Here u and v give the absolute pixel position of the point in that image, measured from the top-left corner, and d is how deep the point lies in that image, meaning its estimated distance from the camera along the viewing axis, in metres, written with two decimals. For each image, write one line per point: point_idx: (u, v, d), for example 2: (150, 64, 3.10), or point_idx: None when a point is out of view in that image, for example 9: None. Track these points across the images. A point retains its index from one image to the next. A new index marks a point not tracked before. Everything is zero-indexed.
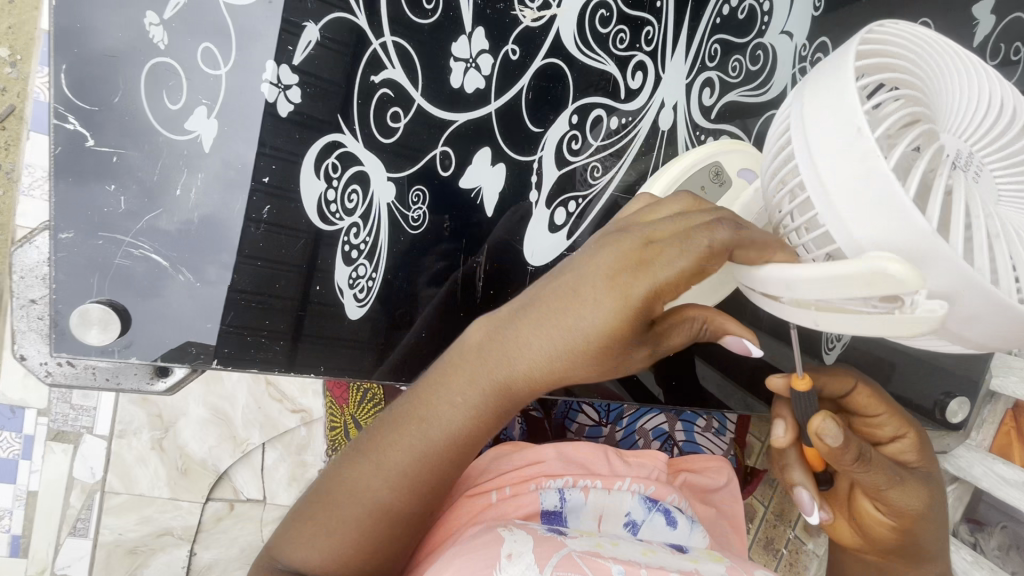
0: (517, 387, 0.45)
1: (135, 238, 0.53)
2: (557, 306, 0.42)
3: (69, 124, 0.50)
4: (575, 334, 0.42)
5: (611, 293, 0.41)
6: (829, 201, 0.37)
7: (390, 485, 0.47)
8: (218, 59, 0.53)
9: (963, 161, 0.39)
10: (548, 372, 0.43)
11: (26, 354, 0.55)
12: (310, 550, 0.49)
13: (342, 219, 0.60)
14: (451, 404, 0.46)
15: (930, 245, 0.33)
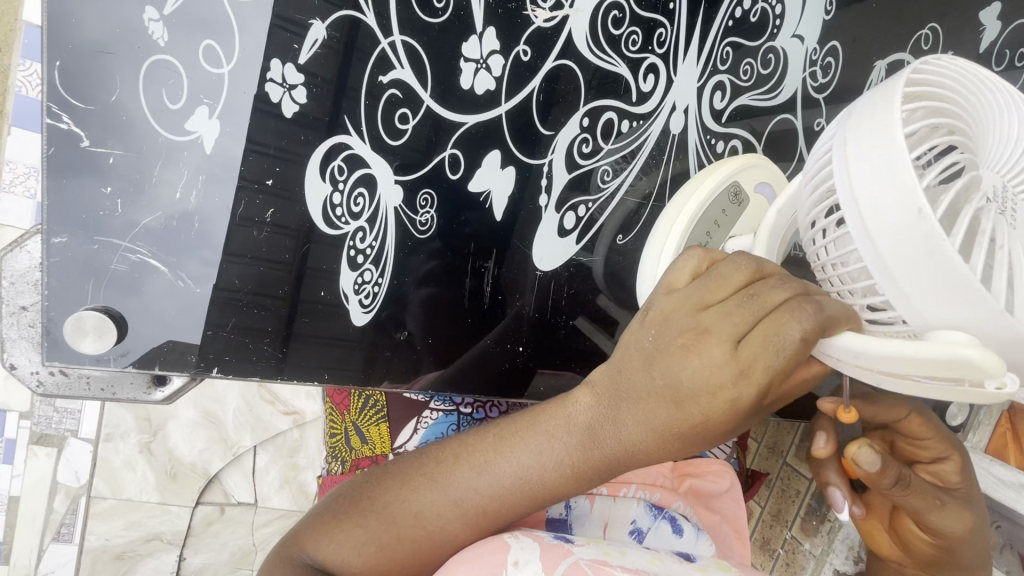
0: (606, 465, 0.48)
1: (133, 242, 0.51)
2: (668, 399, 0.45)
3: (63, 123, 0.48)
4: (675, 425, 0.45)
5: (720, 404, 0.43)
6: (898, 289, 0.40)
7: (462, 525, 0.51)
8: (220, 57, 0.51)
9: (999, 196, 0.42)
10: (639, 456, 0.47)
11: (15, 363, 0.52)
12: (349, 556, 0.50)
13: (348, 223, 0.59)
14: (540, 463, 0.49)
15: (1000, 333, 0.37)
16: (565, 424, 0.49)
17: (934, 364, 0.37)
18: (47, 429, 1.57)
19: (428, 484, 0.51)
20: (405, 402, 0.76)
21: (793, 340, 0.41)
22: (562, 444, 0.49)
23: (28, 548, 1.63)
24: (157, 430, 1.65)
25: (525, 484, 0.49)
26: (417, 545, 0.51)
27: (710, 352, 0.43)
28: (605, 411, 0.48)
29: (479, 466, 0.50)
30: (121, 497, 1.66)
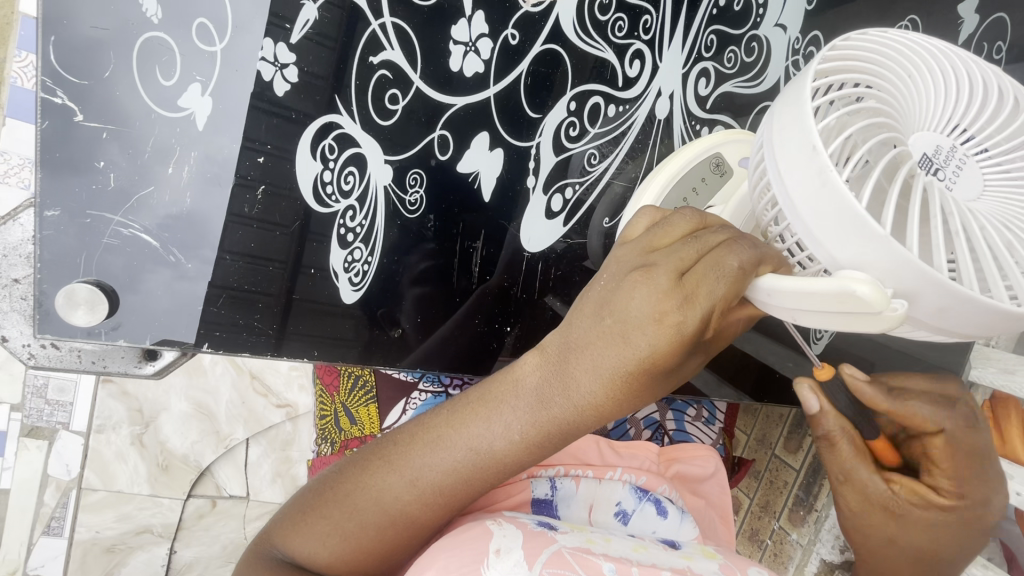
0: (558, 421, 0.48)
1: (125, 217, 0.52)
2: (611, 335, 0.45)
3: (58, 97, 0.49)
4: (620, 372, 0.45)
5: (660, 340, 0.43)
6: (813, 237, 0.43)
7: (417, 498, 0.51)
8: (213, 35, 0.52)
9: (943, 155, 0.43)
10: (592, 407, 0.46)
11: (7, 336, 0.54)
12: (313, 540, 0.53)
13: (339, 201, 0.59)
14: (495, 428, 0.49)
15: (896, 265, 0.38)
16: (515, 391, 0.49)
17: (828, 295, 0.40)
18: (38, 421, 1.57)
19: (381, 469, 0.52)
20: (395, 383, 0.77)
21: (732, 268, 0.44)
22: (512, 412, 0.49)
23: (18, 541, 1.63)
24: (149, 421, 1.65)
25: (480, 455, 0.50)
26: (382, 530, 0.52)
27: (654, 286, 0.44)
28: (555, 374, 0.47)
29: (430, 445, 0.51)
30: (112, 489, 1.66)
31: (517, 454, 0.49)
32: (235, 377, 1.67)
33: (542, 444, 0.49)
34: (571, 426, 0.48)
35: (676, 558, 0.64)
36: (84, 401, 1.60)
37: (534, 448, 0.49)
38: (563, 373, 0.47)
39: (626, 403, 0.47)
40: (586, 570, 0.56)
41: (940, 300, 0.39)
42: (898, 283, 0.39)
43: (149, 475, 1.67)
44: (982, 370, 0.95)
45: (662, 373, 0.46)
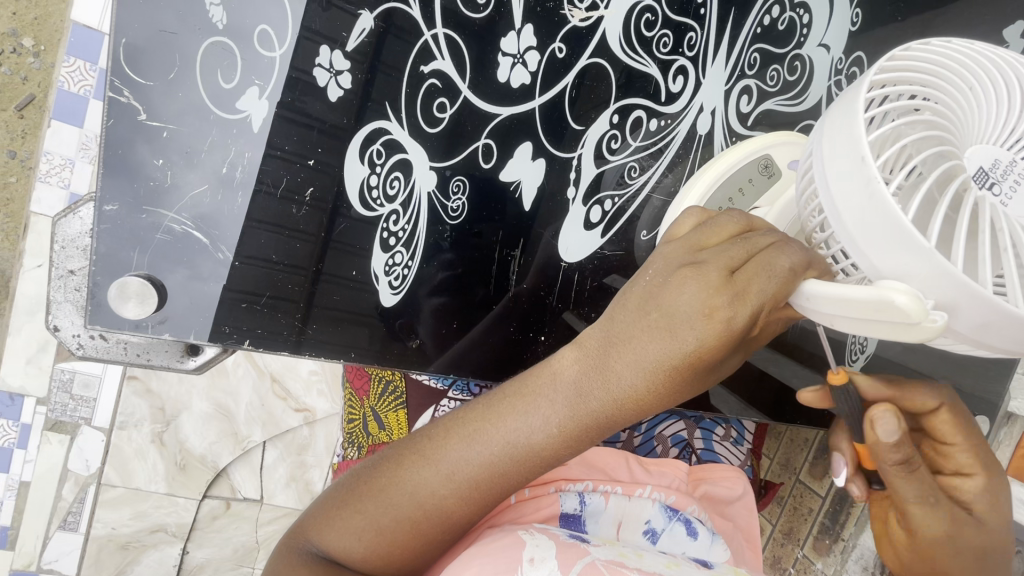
0: (596, 413, 0.48)
1: (178, 213, 0.54)
2: (655, 329, 0.45)
3: (123, 97, 0.51)
4: (665, 364, 0.45)
5: (708, 334, 0.44)
6: (858, 247, 0.43)
7: (452, 492, 0.51)
8: (274, 41, 0.53)
9: (999, 169, 0.42)
10: (633, 399, 0.47)
11: (59, 325, 0.55)
12: (346, 537, 0.53)
13: (383, 206, 0.60)
14: (534, 422, 0.49)
15: (940, 274, 0.38)
16: (553, 382, 0.49)
17: (867, 303, 0.40)
18: (62, 416, 1.62)
19: (416, 464, 0.52)
20: (422, 389, 0.75)
21: (783, 268, 0.44)
22: (551, 406, 0.49)
23: (34, 534, 1.65)
24: (170, 421, 1.66)
25: (515, 449, 0.50)
26: (415, 524, 0.52)
27: (704, 282, 0.44)
28: (594, 367, 0.48)
29: (466, 437, 0.51)
30: (130, 486, 1.67)
31: (554, 446, 0.50)
32: (255, 379, 1.69)
33: (578, 438, 0.49)
34: (608, 417, 0.48)
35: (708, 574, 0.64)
36: (108, 398, 1.63)
37: (571, 441, 0.50)
38: (604, 367, 0.48)
39: (667, 396, 0.47)
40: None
41: (984, 314, 0.38)
42: (939, 296, 0.39)
43: (167, 474, 1.68)
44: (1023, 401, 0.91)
45: (703, 369, 0.46)
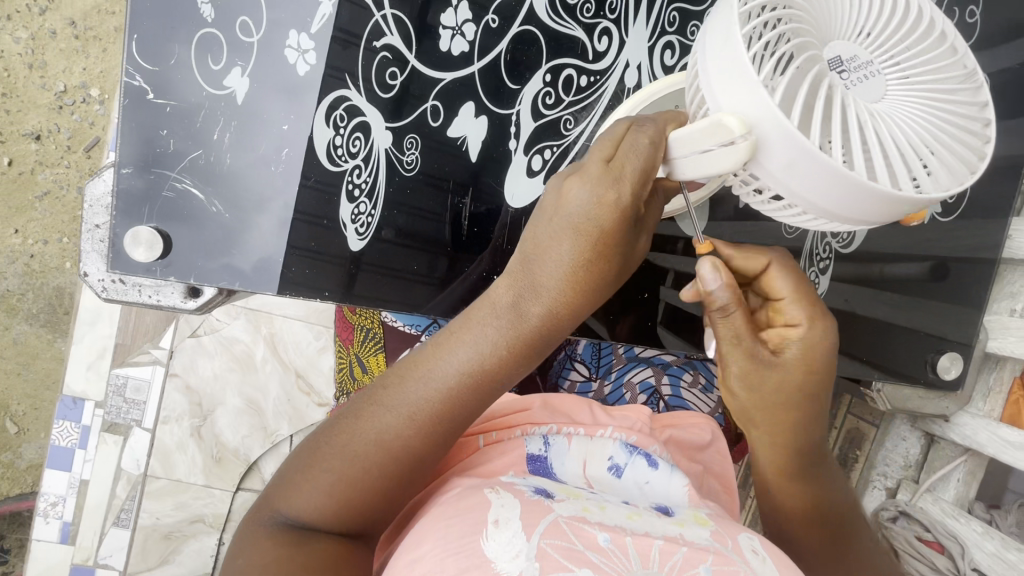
0: (531, 322, 0.55)
1: (179, 174, 0.65)
2: (560, 232, 0.53)
3: (135, 81, 0.64)
4: (579, 262, 0.53)
5: (604, 217, 0.51)
6: (716, 102, 0.47)
7: (409, 427, 0.57)
8: (251, 29, 0.66)
9: (851, 63, 0.46)
10: (560, 296, 0.54)
11: (88, 271, 0.67)
12: (317, 494, 0.57)
13: (347, 161, 0.70)
14: (478, 348, 0.55)
15: (762, 110, 0.43)
16: (491, 312, 0.55)
17: (704, 128, 0.47)
18: (117, 417, 1.79)
19: (371, 416, 0.57)
20: (399, 335, 0.86)
21: (644, 143, 0.51)
22: (491, 329, 0.55)
23: (92, 529, 1.80)
24: (207, 415, 1.82)
25: (465, 374, 0.56)
26: (379, 471, 0.57)
27: (591, 177, 0.51)
28: (524, 288, 0.55)
29: (416, 378, 0.57)
30: (172, 478, 1.82)
31: (501, 366, 0.56)
32: (281, 375, 1.85)
33: (520, 351, 0.56)
34: (543, 322, 0.55)
35: (668, 524, 0.66)
36: (154, 399, 1.80)
37: (515, 357, 0.56)
38: (531, 286, 0.55)
39: (589, 288, 0.54)
40: (581, 540, 0.60)
41: (790, 153, 0.44)
42: (760, 134, 0.45)
43: (205, 466, 1.82)
44: (1003, 339, 0.94)
45: (610, 254, 0.53)
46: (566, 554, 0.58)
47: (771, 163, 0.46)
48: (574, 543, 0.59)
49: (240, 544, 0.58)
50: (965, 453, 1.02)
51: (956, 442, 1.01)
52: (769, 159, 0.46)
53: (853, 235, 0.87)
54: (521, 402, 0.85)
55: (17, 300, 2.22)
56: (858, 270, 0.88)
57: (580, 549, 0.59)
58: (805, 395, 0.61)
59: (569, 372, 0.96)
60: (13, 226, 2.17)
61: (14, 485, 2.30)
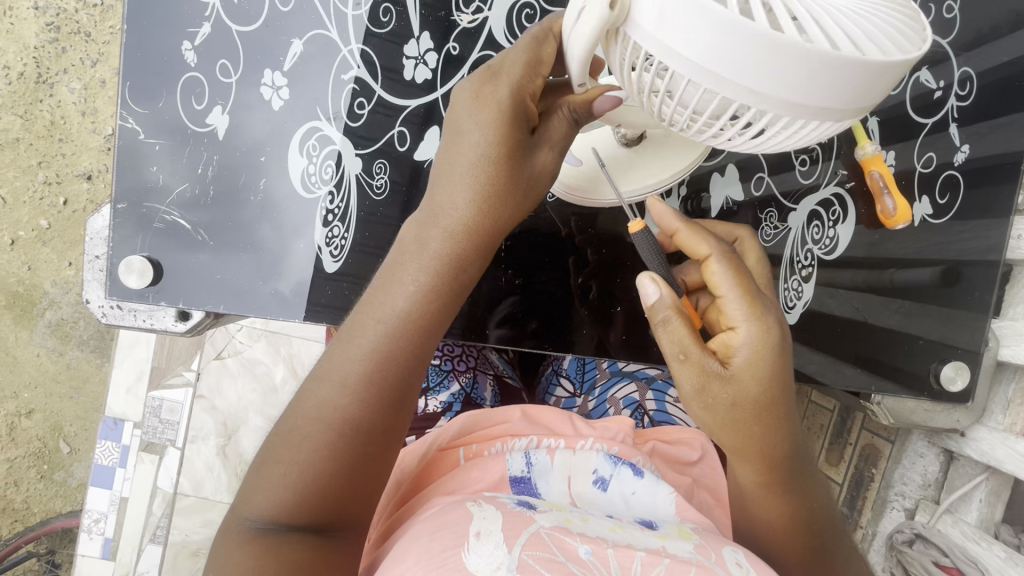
0: (441, 233, 0.59)
1: (169, 207, 0.72)
2: (454, 145, 0.59)
3: (129, 123, 0.72)
4: (473, 167, 0.59)
5: (486, 114, 0.58)
6: None
7: (343, 385, 0.59)
8: (230, 70, 0.72)
9: None
10: (462, 204, 0.59)
11: (90, 298, 0.73)
12: (270, 480, 0.59)
13: (320, 188, 0.74)
14: (398, 284, 0.59)
15: None
16: (409, 253, 0.60)
17: None
18: (153, 437, 1.92)
19: (311, 390, 0.61)
20: None
21: (522, 46, 0.60)
22: (409, 262, 0.60)
23: (131, 546, 1.91)
24: (231, 434, 1.89)
25: (389, 309, 0.59)
26: (318, 431, 0.59)
27: (472, 88, 0.60)
28: (432, 211, 0.60)
29: (348, 337, 0.60)
30: (201, 496, 1.88)
31: (421, 290, 0.59)
32: None
33: (435, 267, 0.59)
34: (452, 231, 0.59)
35: (651, 536, 0.65)
36: (184, 420, 1.89)
37: (433, 278, 0.59)
38: (437, 210, 0.60)
39: (489, 188, 0.59)
40: (562, 552, 0.58)
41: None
42: None
43: (230, 484, 1.89)
44: (1015, 348, 0.92)
45: (499, 151, 0.59)
46: (548, 565, 0.56)
47: (643, 12, 0.42)
48: (556, 553, 0.57)
49: (214, 563, 0.59)
50: (985, 471, 1.01)
51: (975, 459, 1.01)
52: (685, 47, 0.41)
53: (836, 242, 0.83)
54: (500, 416, 0.85)
55: (70, 328, 2.40)
56: (867, 276, 0.84)
57: (562, 560, 0.57)
58: (768, 420, 0.58)
59: (556, 388, 0.98)
60: (67, 260, 2.36)
61: (65, 503, 2.45)
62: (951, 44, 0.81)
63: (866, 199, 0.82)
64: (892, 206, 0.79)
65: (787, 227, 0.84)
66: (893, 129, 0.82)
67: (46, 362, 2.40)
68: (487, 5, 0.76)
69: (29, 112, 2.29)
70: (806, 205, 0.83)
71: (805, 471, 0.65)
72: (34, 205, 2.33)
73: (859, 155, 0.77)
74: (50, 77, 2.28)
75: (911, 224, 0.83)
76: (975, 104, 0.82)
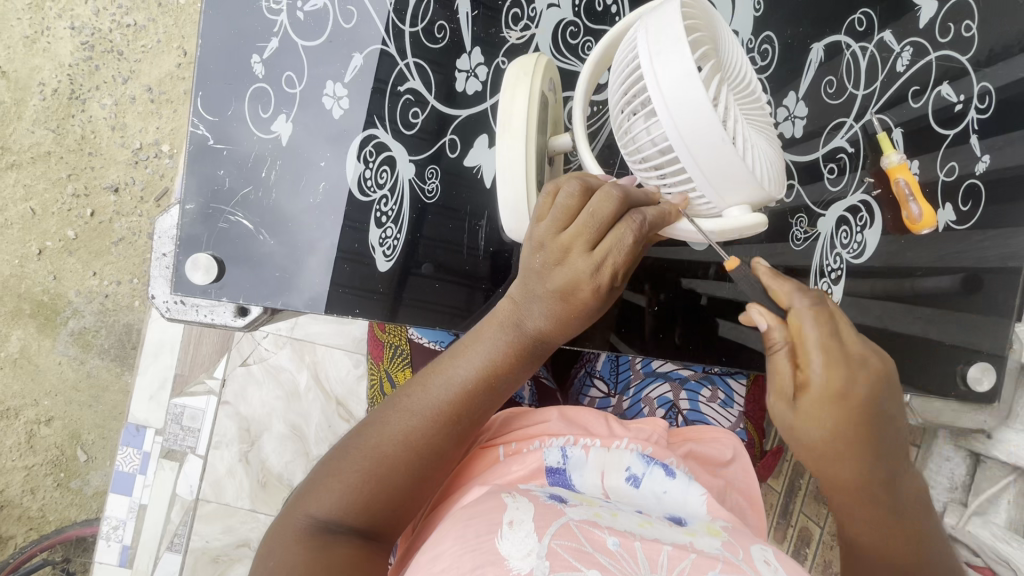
0: (529, 337, 0.68)
1: (233, 208, 0.77)
2: (553, 288, 0.64)
3: (200, 130, 0.77)
4: (565, 301, 0.64)
5: (586, 288, 0.63)
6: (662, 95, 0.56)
7: (426, 422, 0.68)
8: (295, 82, 0.78)
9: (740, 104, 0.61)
10: (551, 323, 0.66)
11: (155, 294, 0.78)
12: (340, 492, 0.66)
13: (375, 192, 0.79)
14: (480, 352, 0.69)
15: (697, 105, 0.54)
16: (495, 328, 0.69)
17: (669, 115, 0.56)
18: (174, 444, 1.91)
19: (393, 416, 0.69)
20: (423, 350, 1.01)
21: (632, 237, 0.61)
22: (494, 340, 0.68)
23: (148, 554, 1.89)
24: (254, 440, 1.92)
25: (477, 373, 0.68)
26: (404, 462, 0.67)
27: (584, 256, 0.61)
28: (518, 303, 0.67)
29: (434, 385, 0.69)
30: (221, 501, 1.90)
31: (503, 365, 0.69)
32: (323, 403, 1.94)
33: (518, 355, 0.69)
34: (538, 341, 0.68)
35: (680, 534, 0.66)
36: (207, 426, 1.92)
37: (515, 360, 0.69)
38: (522, 306, 0.67)
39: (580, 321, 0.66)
40: (591, 542, 0.59)
41: (711, 143, 0.56)
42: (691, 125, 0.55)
43: (251, 490, 1.90)
44: None
45: (596, 303, 0.65)
46: (577, 555, 0.57)
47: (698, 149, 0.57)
48: (584, 544, 0.59)
49: (267, 552, 0.64)
50: (1012, 472, 1.02)
51: (1003, 461, 1.03)
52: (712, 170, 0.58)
53: (864, 246, 0.87)
54: (539, 416, 0.87)
55: (93, 336, 2.44)
56: (889, 285, 0.88)
57: (589, 551, 0.58)
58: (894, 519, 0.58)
59: (590, 389, 1.02)
60: (92, 269, 2.41)
61: (81, 511, 2.46)
62: (969, 60, 0.84)
63: (891, 206, 0.86)
64: (916, 211, 0.83)
65: (817, 233, 0.87)
66: (917, 141, 0.86)
67: (67, 368, 2.44)
68: (534, 22, 0.83)
69: (61, 127, 2.38)
70: (834, 212, 0.87)
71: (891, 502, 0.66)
72: (62, 216, 2.40)
73: (885, 163, 0.84)
74: (82, 94, 2.37)
75: (936, 229, 0.86)
76: (994, 117, 0.84)
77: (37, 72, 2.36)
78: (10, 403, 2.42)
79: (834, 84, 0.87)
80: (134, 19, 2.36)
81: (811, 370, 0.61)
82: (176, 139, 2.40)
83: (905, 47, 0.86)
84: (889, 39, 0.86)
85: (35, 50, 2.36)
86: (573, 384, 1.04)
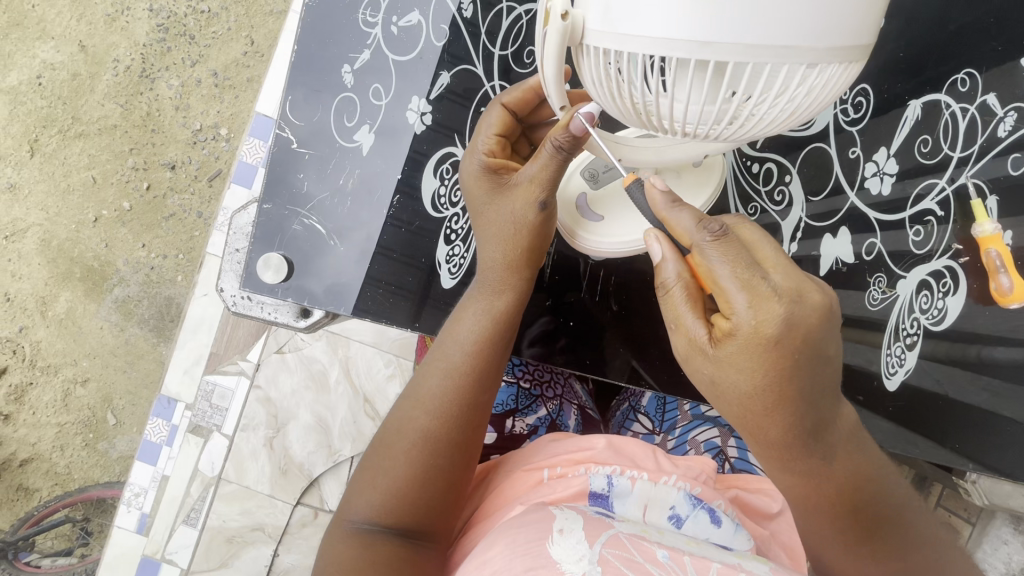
0: (501, 270, 0.75)
1: (308, 212, 0.83)
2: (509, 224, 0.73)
3: (285, 133, 0.84)
4: (512, 222, 0.73)
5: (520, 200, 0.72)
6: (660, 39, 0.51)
7: (427, 415, 0.74)
8: (381, 94, 0.84)
9: None
10: (514, 252, 0.74)
11: (224, 287, 0.86)
12: (370, 497, 0.73)
13: (448, 209, 0.84)
14: (468, 324, 0.76)
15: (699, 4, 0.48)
16: (478, 296, 0.77)
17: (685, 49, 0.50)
18: (202, 420, 1.95)
19: (400, 409, 0.77)
20: None
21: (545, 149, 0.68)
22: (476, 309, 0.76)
23: (164, 525, 1.93)
24: (280, 427, 1.95)
25: (462, 343, 0.75)
26: (414, 459, 0.73)
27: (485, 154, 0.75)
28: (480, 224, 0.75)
29: (432, 374, 0.76)
30: (242, 483, 1.93)
31: (490, 331, 0.75)
32: (351, 398, 1.97)
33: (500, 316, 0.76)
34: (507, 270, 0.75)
35: (727, 555, 0.64)
36: (236, 407, 1.95)
37: (499, 326, 0.76)
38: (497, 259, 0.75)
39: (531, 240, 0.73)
40: (641, 553, 0.59)
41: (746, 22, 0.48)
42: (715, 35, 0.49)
43: (271, 475, 1.93)
44: None
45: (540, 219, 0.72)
46: (627, 564, 0.57)
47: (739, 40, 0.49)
48: (636, 555, 0.59)
49: (324, 557, 0.72)
50: None
51: None
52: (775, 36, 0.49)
53: (944, 313, 0.83)
54: (584, 441, 0.85)
55: (134, 305, 2.51)
56: (952, 349, 0.83)
57: (640, 561, 0.58)
58: (793, 433, 0.60)
59: (633, 424, 1.01)
60: (142, 241, 2.50)
61: (103, 473, 2.52)
62: None
63: (979, 274, 0.81)
64: (1006, 283, 0.78)
65: (894, 294, 0.86)
66: (1017, 204, 0.79)
67: (107, 334, 2.51)
68: None
69: (129, 102, 2.48)
70: (916, 274, 0.84)
71: (828, 445, 0.62)
72: (120, 187, 2.50)
73: (975, 231, 0.80)
74: (152, 73, 2.47)
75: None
76: None
77: (113, 49, 2.47)
78: (50, 361, 2.51)
79: (928, 143, 0.85)
80: (209, 7, 2.45)
81: (733, 315, 0.56)
82: (235, 125, 2.47)
83: (1010, 111, 0.79)
84: (992, 103, 0.80)
85: (115, 27, 2.47)
86: (615, 417, 1.04)
